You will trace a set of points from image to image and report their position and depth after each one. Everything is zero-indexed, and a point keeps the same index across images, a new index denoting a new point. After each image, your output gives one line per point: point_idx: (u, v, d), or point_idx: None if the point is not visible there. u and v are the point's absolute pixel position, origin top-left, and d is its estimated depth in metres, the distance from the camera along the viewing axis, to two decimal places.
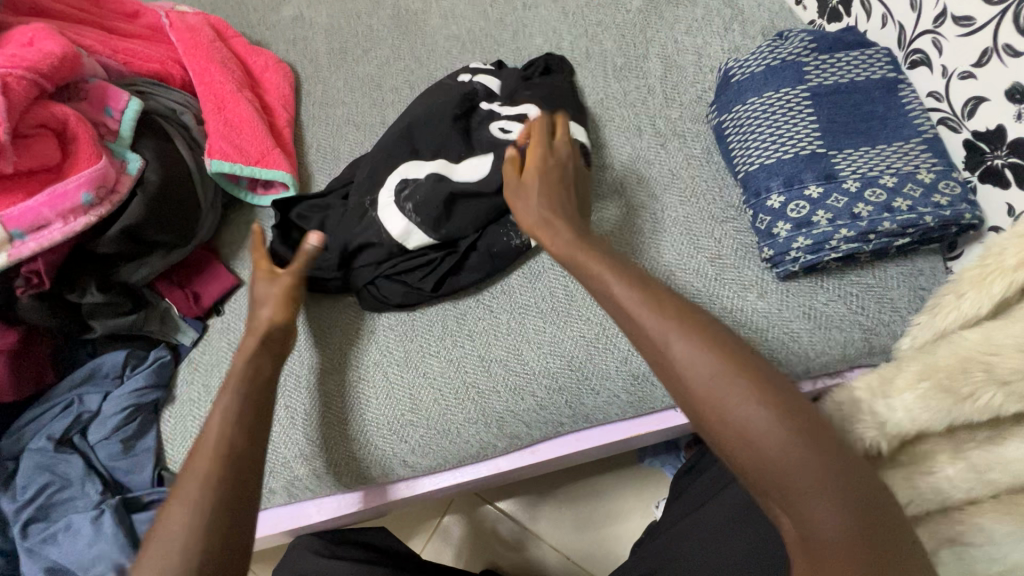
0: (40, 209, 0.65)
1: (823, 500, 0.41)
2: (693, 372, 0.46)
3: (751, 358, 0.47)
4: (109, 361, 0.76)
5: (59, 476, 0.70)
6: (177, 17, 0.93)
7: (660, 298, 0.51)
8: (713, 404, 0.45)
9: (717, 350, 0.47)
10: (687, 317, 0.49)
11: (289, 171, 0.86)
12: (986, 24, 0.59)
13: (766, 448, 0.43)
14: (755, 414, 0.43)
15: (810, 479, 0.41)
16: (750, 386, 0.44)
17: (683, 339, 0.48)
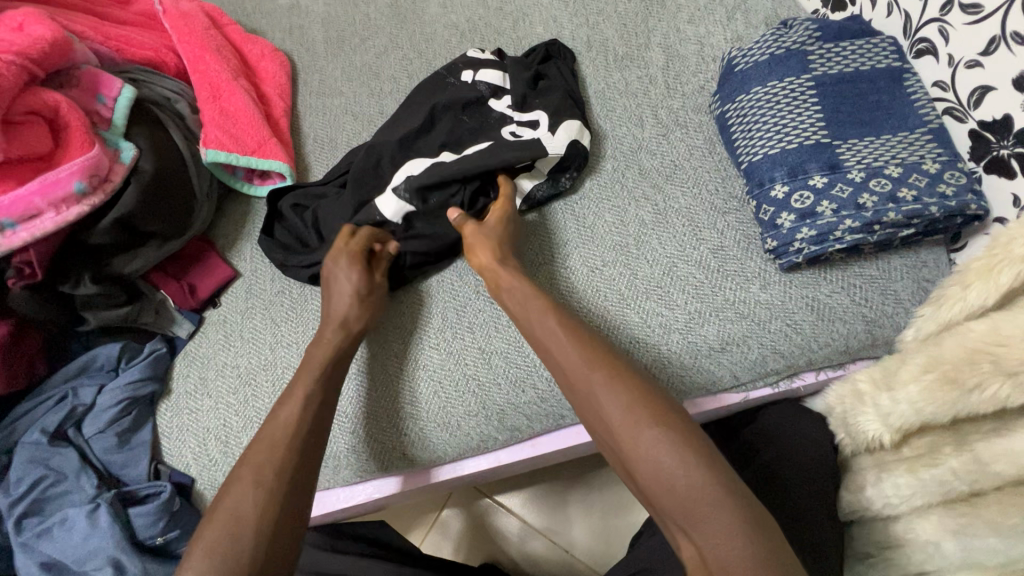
0: (32, 197, 0.64)
1: (718, 525, 0.47)
2: (612, 408, 0.54)
3: (661, 399, 0.54)
4: (104, 354, 0.75)
5: (54, 469, 0.69)
6: (171, 3, 0.91)
7: (584, 335, 0.60)
8: (629, 437, 0.52)
9: (633, 390, 0.54)
10: (608, 362, 0.57)
11: (287, 161, 0.85)
12: (994, 12, 0.58)
13: (675, 482, 0.49)
14: (662, 451, 0.50)
15: (705, 503, 0.48)
16: (661, 422, 0.52)
17: (602, 376, 0.56)
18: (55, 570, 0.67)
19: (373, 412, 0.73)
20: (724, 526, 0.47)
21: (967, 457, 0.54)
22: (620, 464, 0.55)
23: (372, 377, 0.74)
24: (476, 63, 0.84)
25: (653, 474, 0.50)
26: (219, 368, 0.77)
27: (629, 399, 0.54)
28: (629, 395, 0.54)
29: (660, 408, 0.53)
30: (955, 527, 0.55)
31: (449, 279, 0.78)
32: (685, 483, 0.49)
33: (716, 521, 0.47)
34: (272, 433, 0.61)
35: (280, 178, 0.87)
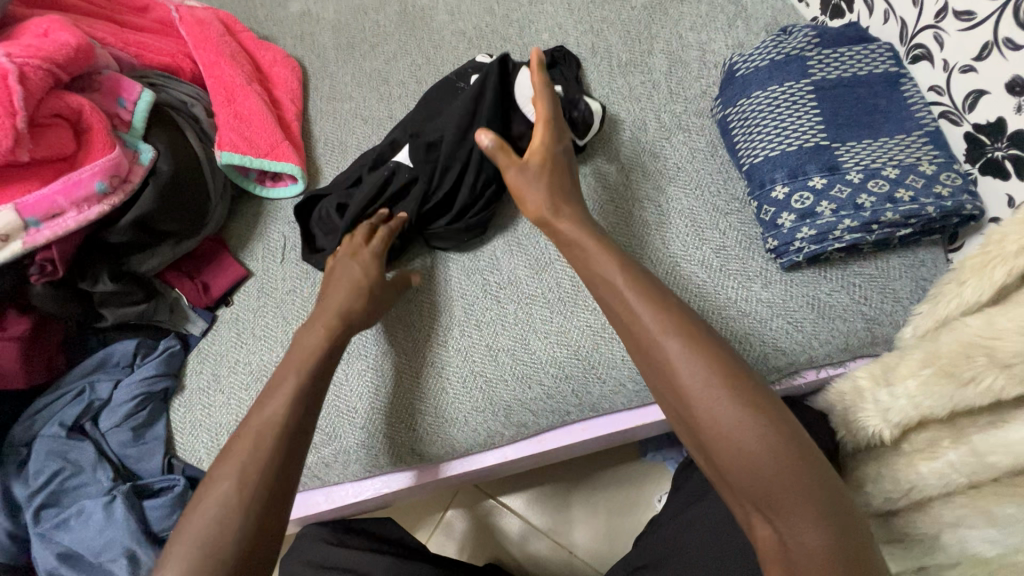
0: (55, 197, 0.66)
1: (807, 517, 0.45)
2: (692, 382, 0.50)
3: (749, 375, 0.51)
4: (120, 350, 0.77)
5: (71, 462, 0.71)
6: (187, 11, 0.94)
7: (666, 303, 0.56)
8: (716, 415, 0.49)
9: (715, 364, 0.51)
10: (689, 331, 0.53)
11: (298, 163, 0.87)
12: (986, 19, 0.60)
13: (759, 464, 0.46)
14: (751, 434, 0.47)
15: (794, 495, 0.45)
16: (745, 397, 0.49)
17: (688, 348, 0.52)
18: (72, 559, 0.69)
19: (379, 409, 0.75)
20: (810, 516, 0.44)
21: (965, 450, 0.55)
22: (693, 438, 0.52)
23: (378, 376, 0.76)
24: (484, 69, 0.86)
25: (734, 454, 0.47)
26: (231, 365, 0.79)
27: (711, 374, 0.50)
28: (713, 369, 0.50)
29: (745, 386, 0.50)
30: (954, 520, 0.56)
31: (454, 280, 0.80)
32: (772, 468, 0.46)
33: (800, 509, 0.45)
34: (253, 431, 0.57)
35: (292, 179, 0.89)
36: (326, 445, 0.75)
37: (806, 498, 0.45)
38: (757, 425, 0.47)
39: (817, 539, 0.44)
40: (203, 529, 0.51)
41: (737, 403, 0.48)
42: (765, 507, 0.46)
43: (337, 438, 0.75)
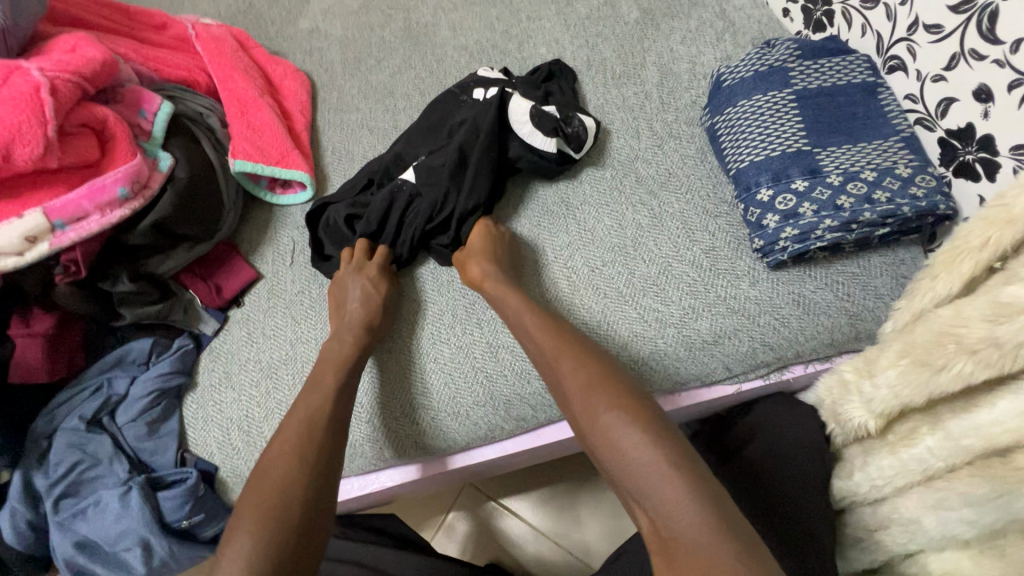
0: (80, 201, 0.70)
1: (669, 493, 0.50)
2: (575, 391, 0.60)
3: (622, 381, 0.60)
4: (136, 349, 0.80)
5: (89, 454, 0.74)
6: (203, 29, 1.00)
7: (561, 328, 0.68)
8: (591, 413, 0.58)
9: (592, 374, 0.61)
10: (576, 353, 0.64)
11: (307, 171, 0.91)
12: (953, 31, 0.64)
13: (624, 453, 0.53)
14: (619, 426, 0.55)
15: (656, 472, 0.51)
16: (616, 396, 0.58)
17: (570, 361, 0.63)
18: (89, 547, 0.73)
19: (405, 401, 0.77)
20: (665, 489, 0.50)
21: (941, 435, 0.57)
22: (585, 443, 0.59)
23: (401, 368, 0.79)
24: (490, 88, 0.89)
25: (604, 446, 0.56)
26: (242, 363, 0.82)
27: (591, 382, 0.60)
28: (594, 380, 0.60)
29: (619, 389, 0.59)
30: (933, 503, 0.58)
31: (458, 281, 0.83)
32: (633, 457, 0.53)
33: (658, 485, 0.51)
34: (300, 417, 0.65)
35: (300, 187, 0.93)
36: (366, 444, 0.77)
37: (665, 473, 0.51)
38: (622, 421, 0.55)
39: (679, 513, 0.49)
40: (264, 515, 0.55)
41: (607, 404, 0.57)
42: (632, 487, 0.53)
43: (369, 436, 0.77)
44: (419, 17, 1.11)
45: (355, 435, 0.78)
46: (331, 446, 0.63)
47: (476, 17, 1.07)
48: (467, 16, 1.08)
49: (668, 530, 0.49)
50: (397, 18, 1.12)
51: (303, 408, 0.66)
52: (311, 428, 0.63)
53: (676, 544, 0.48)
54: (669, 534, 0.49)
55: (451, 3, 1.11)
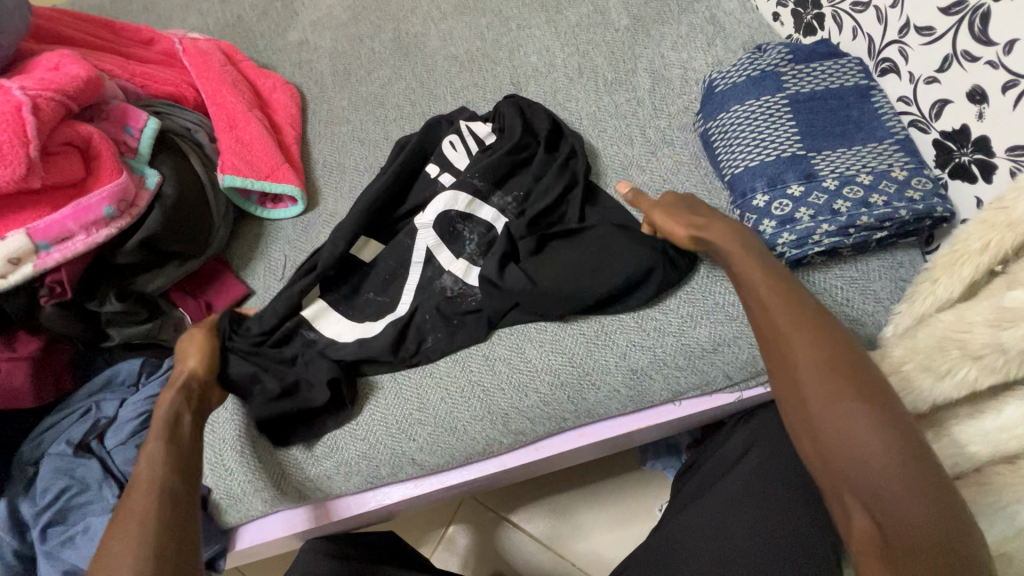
0: (65, 221, 0.69)
1: (912, 498, 0.45)
2: (805, 370, 0.51)
3: (863, 369, 0.51)
4: (124, 370, 0.80)
5: (77, 480, 0.72)
6: (191, 43, 0.99)
7: (790, 291, 0.56)
8: (821, 399, 0.50)
9: (850, 367, 0.51)
10: (812, 326, 0.53)
11: (298, 185, 0.90)
12: (945, 34, 0.64)
13: (862, 452, 0.47)
14: (859, 423, 0.48)
15: (898, 481, 0.46)
16: (856, 386, 0.50)
17: (804, 338, 0.53)
18: None
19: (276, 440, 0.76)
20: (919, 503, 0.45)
21: (946, 441, 0.56)
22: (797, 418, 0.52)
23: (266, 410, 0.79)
24: (450, 155, 0.88)
25: (842, 443, 0.48)
26: None
27: (841, 372, 0.51)
28: (827, 362, 0.51)
29: (869, 381, 0.50)
30: None
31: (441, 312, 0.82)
32: (886, 459, 0.46)
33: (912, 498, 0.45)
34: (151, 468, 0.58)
35: (291, 201, 0.92)
36: (231, 481, 0.76)
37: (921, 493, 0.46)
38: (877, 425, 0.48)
39: (913, 522, 0.45)
40: None
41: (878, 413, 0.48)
42: (868, 487, 0.47)
43: (232, 472, 0.77)
44: (408, 27, 1.11)
45: (213, 469, 0.77)
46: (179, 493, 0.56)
47: (465, 26, 1.07)
48: (456, 26, 1.08)
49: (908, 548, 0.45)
50: (386, 29, 1.12)
51: (149, 463, 0.59)
52: (154, 482, 0.56)
53: (904, 548, 0.45)
54: (897, 536, 0.45)
55: (441, 13, 1.10)
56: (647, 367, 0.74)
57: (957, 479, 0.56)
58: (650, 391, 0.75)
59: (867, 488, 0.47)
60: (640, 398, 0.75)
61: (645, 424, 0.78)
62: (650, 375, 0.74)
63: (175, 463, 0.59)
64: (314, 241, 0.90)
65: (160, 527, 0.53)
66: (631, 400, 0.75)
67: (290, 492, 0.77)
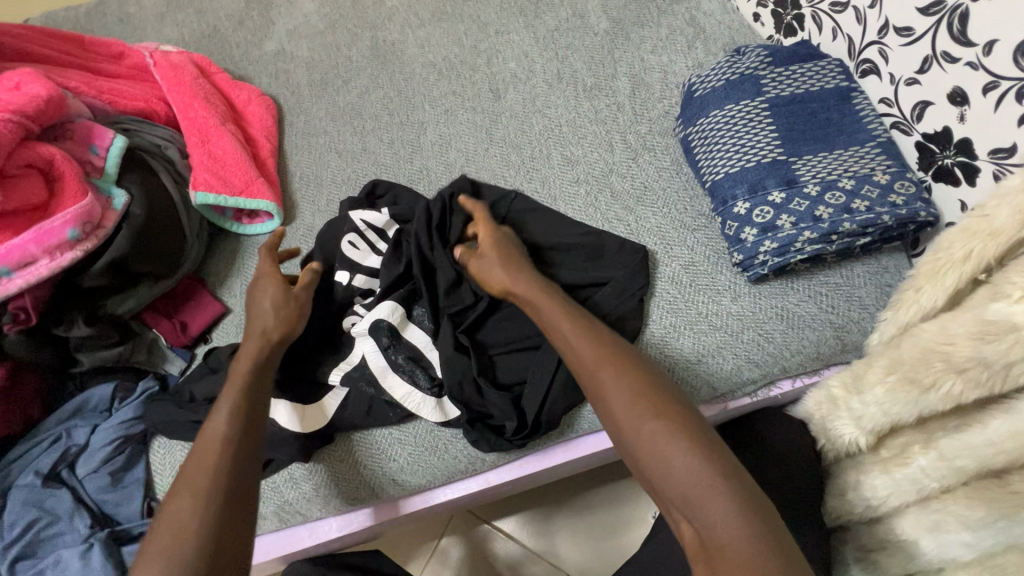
0: (27, 246, 0.67)
1: (719, 502, 0.45)
2: (615, 401, 0.54)
3: (661, 387, 0.54)
4: (97, 395, 0.78)
5: (47, 511, 0.70)
6: (161, 56, 0.97)
7: (594, 330, 0.60)
8: (626, 424, 0.52)
9: (599, 341, 0.59)
10: (615, 357, 0.57)
11: (273, 200, 0.88)
12: (924, 35, 0.62)
13: (671, 467, 0.48)
14: (661, 441, 0.50)
15: (701, 487, 0.46)
16: (652, 405, 0.52)
17: (609, 371, 0.56)
18: None
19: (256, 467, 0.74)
20: (661, 426, 0.50)
21: (933, 454, 0.54)
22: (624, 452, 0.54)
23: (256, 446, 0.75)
24: (356, 259, 0.80)
25: (655, 463, 0.49)
26: None
27: (589, 341, 0.58)
28: (635, 386, 0.54)
29: (663, 398, 0.53)
30: (930, 525, 0.55)
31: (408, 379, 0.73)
32: (626, 401, 0.53)
33: (650, 421, 0.51)
34: (220, 426, 0.59)
35: (267, 216, 0.91)
36: None
37: (722, 485, 0.46)
38: (677, 435, 0.50)
39: (726, 526, 0.44)
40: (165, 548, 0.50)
41: (616, 368, 0.56)
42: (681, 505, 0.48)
43: None
44: (386, 35, 1.09)
45: None
46: (244, 460, 0.57)
47: (443, 32, 1.05)
48: (434, 33, 1.06)
49: (662, 469, 0.49)
50: (364, 37, 1.10)
51: (218, 420, 0.59)
52: (224, 445, 0.57)
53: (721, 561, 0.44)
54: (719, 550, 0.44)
55: (419, 19, 1.08)
56: None
57: (944, 493, 0.54)
58: None
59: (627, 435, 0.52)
60: None
61: None
62: None
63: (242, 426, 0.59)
64: (291, 256, 0.88)
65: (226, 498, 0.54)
66: None
67: (271, 516, 0.75)
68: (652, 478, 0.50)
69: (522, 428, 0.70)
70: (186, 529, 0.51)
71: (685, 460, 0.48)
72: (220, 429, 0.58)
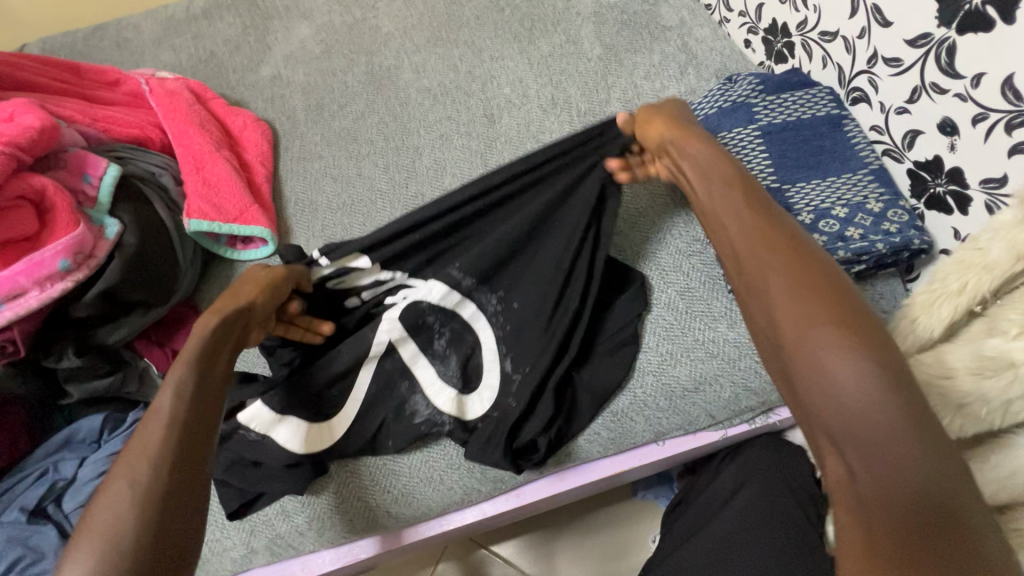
0: (17, 277, 0.66)
1: (894, 444, 0.37)
2: (782, 302, 0.44)
3: (854, 301, 0.42)
4: (85, 427, 0.76)
5: (32, 549, 0.68)
6: (157, 83, 0.97)
7: (769, 219, 0.48)
8: (796, 328, 0.42)
9: (774, 232, 0.47)
10: (794, 254, 0.45)
11: (268, 226, 0.88)
12: (913, 65, 0.63)
13: (835, 384, 0.39)
14: (836, 361, 0.39)
15: (879, 424, 0.37)
16: (835, 318, 0.41)
17: (782, 264, 0.45)
18: None
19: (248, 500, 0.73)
20: (836, 345, 0.40)
21: None
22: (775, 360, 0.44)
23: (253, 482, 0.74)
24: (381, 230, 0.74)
25: (819, 378, 0.40)
26: None
27: (757, 228, 0.48)
28: (813, 289, 0.43)
29: (851, 314, 0.41)
30: None
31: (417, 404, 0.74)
32: (794, 306, 0.43)
33: (826, 340, 0.40)
34: (167, 400, 0.51)
35: (262, 241, 0.90)
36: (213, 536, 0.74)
37: (906, 429, 0.37)
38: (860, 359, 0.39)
39: (892, 470, 0.36)
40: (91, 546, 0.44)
41: (793, 265, 0.45)
42: (837, 436, 0.39)
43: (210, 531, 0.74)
44: (381, 60, 1.10)
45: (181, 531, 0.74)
46: (193, 441, 0.50)
47: (439, 58, 1.06)
48: (430, 58, 1.07)
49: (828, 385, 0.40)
50: (360, 62, 1.11)
51: (166, 396, 0.51)
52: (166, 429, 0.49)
53: (876, 504, 0.36)
54: (870, 487, 0.37)
55: (414, 45, 1.10)
56: (627, 408, 0.72)
57: None
58: (632, 433, 0.73)
59: (793, 351, 0.42)
60: (623, 440, 0.73)
61: (629, 466, 0.76)
62: (630, 417, 0.72)
63: (194, 408, 0.52)
64: None
65: (166, 488, 0.47)
66: (612, 441, 0.73)
67: (262, 550, 0.73)
68: (811, 398, 0.41)
69: (518, 459, 0.69)
70: (115, 526, 0.45)
71: (863, 383, 0.38)
72: (165, 407, 0.51)
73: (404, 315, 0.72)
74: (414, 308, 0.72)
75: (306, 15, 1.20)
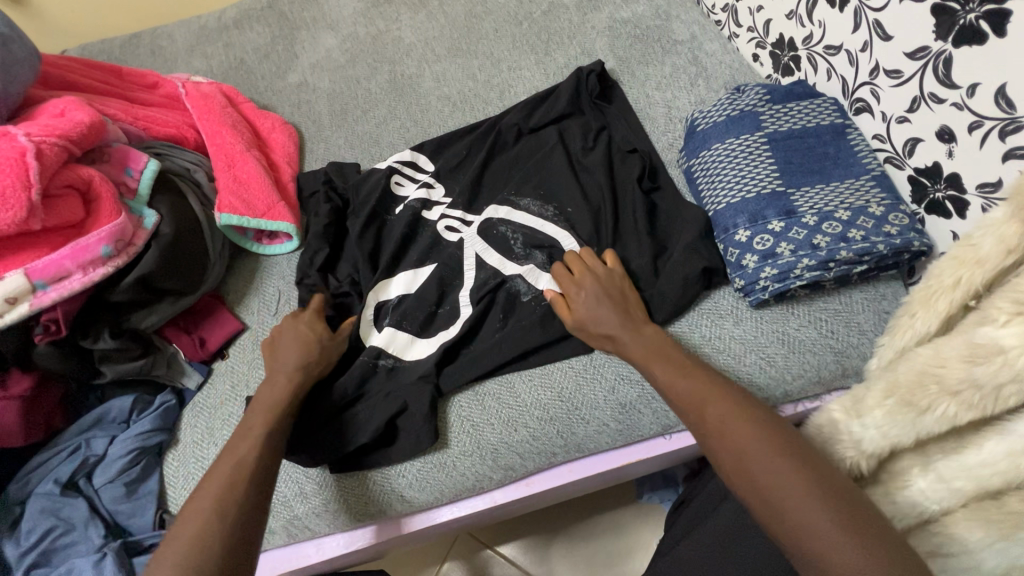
0: (63, 261, 0.71)
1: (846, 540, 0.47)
2: (730, 440, 0.56)
3: (773, 426, 0.56)
4: (117, 407, 0.80)
5: (63, 520, 0.72)
6: (193, 87, 1.03)
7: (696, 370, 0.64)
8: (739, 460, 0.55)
9: (705, 381, 0.62)
10: (726, 397, 0.60)
11: (294, 222, 0.92)
12: (912, 76, 0.67)
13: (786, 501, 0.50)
14: (782, 480, 0.51)
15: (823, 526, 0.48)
16: (766, 445, 0.54)
17: (716, 407, 0.59)
18: None
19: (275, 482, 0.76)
20: (775, 466, 0.53)
21: (932, 477, 0.54)
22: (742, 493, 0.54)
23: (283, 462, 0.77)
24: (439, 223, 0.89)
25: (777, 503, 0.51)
26: (224, 418, 0.80)
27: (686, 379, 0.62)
28: (751, 424, 0.56)
29: (772, 438, 0.55)
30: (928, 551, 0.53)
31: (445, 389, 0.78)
32: (739, 439, 0.55)
33: (765, 468, 0.53)
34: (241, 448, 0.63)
35: (286, 237, 0.94)
36: None
37: (841, 522, 0.48)
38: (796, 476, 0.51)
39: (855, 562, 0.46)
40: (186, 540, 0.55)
41: (725, 405, 0.59)
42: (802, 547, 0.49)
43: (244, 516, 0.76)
44: (403, 69, 1.15)
45: None
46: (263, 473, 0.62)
47: (458, 68, 1.12)
48: (450, 68, 1.12)
49: (767, 489, 0.52)
50: (383, 70, 1.16)
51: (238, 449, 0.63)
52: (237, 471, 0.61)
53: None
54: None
55: (435, 55, 1.15)
56: (635, 401, 0.74)
57: (944, 516, 0.53)
58: (639, 426, 0.75)
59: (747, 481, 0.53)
60: (630, 433, 0.76)
61: (635, 458, 0.78)
62: (638, 411, 0.75)
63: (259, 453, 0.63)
64: None
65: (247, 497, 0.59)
66: (620, 433, 0.76)
67: (280, 530, 0.76)
68: (772, 514, 0.51)
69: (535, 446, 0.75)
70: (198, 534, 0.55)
71: (785, 484, 0.51)
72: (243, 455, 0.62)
73: (482, 234, 0.86)
74: (513, 305, 0.79)
75: (333, 26, 1.26)
